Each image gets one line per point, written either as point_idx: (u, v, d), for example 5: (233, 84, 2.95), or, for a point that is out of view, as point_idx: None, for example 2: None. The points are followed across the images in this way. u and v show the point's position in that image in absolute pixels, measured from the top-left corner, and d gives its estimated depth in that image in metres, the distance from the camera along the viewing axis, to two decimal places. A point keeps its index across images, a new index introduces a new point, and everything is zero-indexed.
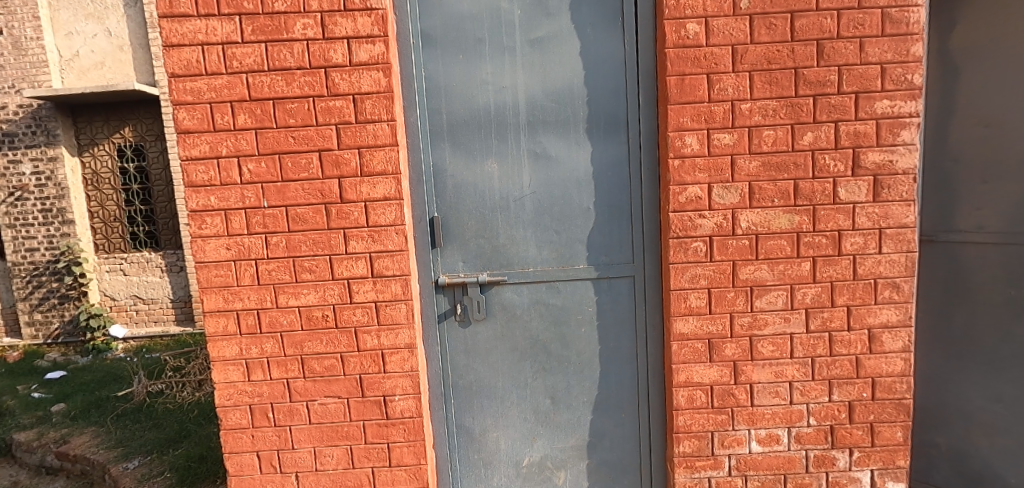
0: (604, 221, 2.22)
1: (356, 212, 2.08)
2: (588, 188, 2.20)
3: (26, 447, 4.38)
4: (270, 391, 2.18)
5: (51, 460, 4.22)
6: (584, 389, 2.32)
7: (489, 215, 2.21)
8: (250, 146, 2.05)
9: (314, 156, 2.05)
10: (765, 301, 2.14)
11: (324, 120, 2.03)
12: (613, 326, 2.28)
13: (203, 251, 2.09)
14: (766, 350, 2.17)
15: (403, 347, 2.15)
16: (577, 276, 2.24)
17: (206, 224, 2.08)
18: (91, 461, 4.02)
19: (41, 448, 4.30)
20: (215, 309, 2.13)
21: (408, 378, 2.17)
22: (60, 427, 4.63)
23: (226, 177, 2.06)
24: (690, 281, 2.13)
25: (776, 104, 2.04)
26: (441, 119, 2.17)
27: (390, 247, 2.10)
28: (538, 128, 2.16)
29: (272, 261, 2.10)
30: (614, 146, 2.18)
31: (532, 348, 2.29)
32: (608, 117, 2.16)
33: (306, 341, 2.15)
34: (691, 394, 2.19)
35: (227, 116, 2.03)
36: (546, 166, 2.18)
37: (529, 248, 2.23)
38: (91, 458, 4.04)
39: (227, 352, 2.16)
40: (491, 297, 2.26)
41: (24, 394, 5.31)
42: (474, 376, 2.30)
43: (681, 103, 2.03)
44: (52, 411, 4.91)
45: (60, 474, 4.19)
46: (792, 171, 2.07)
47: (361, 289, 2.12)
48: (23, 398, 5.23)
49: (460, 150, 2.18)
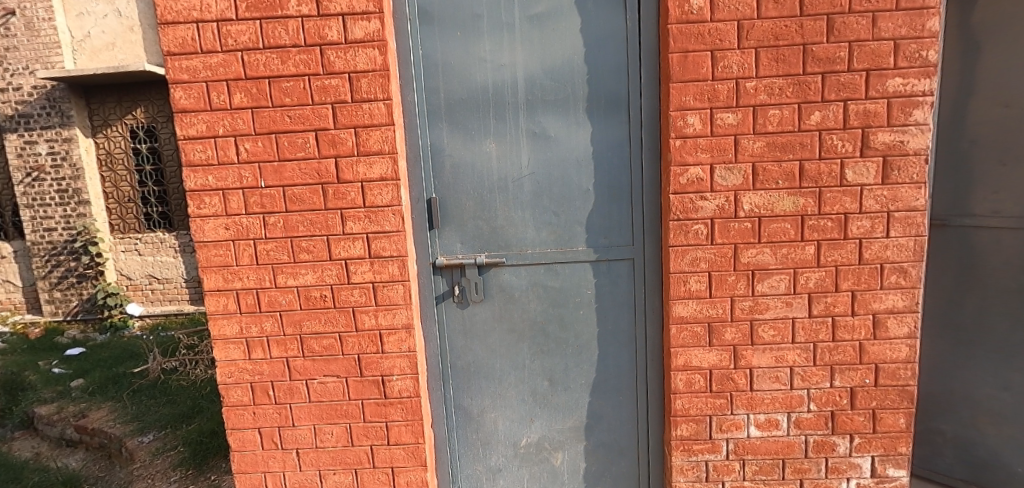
0: (603, 203, 2.18)
1: (353, 192, 2.07)
2: (588, 169, 2.16)
3: (46, 420, 4.49)
4: (270, 370, 2.20)
5: (70, 433, 4.32)
6: (582, 371, 2.31)
7: (487, 196, 2.19)
8: (247, 126, 2.04)
9: (310, 136, 2.04)
10: (766, 285, 2.10)
11: (320, 99, 2.02)
12: (612, 309, 2.26)
13: (202, 231, 2.11)
14: (766, 335, 2.14)
15: (400, 327, 2.15)
16: (576, 258, 2.22)
17: (204, 204, 2.09)
18: (108, 434, 4.14)
19: (62, 422, 4.42)
20: (214, 288, 2.15)
21: (406, 358, 2.17)
22: (80, 402, 4.76)
23: (224, 157, 2.06)
24: (691, 264, 2.09)
25: (783, 83, 1.97)
26: (439, 98, 2.14)
27: (387, 228, 2.09)
28: (538, 107, 2.12)
29: (270, 241, 2.11)
30: (614, 126, 2.13)
31: (530, 330, 2.28)
32: (608, 96, 2.12)
33: (305, 320, 2.16)
34: (689, 377, 2.18)
35: (224, 95, 2.02)
36: (545, 146, 2.14)
37: (527, 229, 2.20)
38: (107, 431, 4.16)
39: (228, 330, 2.18)
40: (489, 279, 2.25)
41: (45, 370, 5.45)
42: (472, 357, 2.31)
43: (683, 81, 1.98)
44: (71, 387, 5.04)
45: (79, 447, 4.30)
46: (798, 151, 2.01)
47: (358, 269, 2.12)
48: (44, 373, 5.37)
49: (458, 130, 2.15)
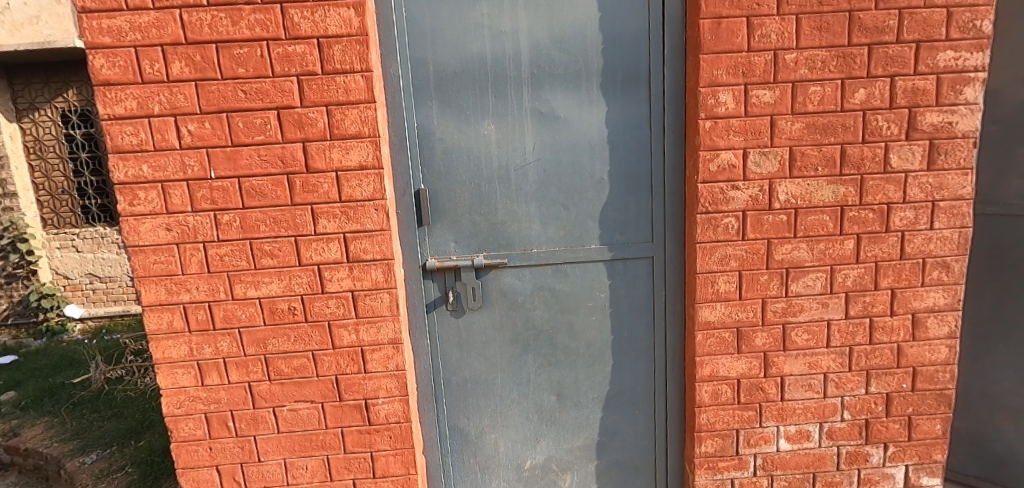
0: (619, 194, 1.91)
1: (326, 184, 1.73)
2: (602, 155, 1.88)
3: None
4: (229, 397, 1.85)
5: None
6: (594, 384, 2.04)
7: (486, 186, 1.88)
8: (190, 102, 1.66)
9: (271, 115, 1.68)
10: (801, 284, 1.87)
11: (282, 70, 1.66)
12: (627, 314, 1.99)
13: (137, 233, 1.72)
14: (800, 339, 1.91)
15: (387, 343, 1.84)
16: (588, 257, 1.94)
17: (139, 200, 1.70)
18: (44, 455, 3.67)
19: None
20: (155, 302, 1.77)
21: (393, 378, 1.86)
22: (10, 418, 4.23)
23: (161, 141, 1.68)
24: (719, 262, 1.84)
25: (826, 55, 1.72)
26: (428, 71, 1.80)
27: (368, 226, 1.76)
28: (544, 83, 1.82)
29: (224, 244, 1.74)
30: (633, 104, 1.85)
31: (535, 339, 2.00)
32: (626, 70, 1.83)
33: (270, 338, 1.81)
34: (716, 389, 1.94)
35: (158, 63, 1.64)
36: (553, 128, 1.85)
37: (531, 225, 1.91)
38: (43, 452, 3.69)
39: (175, 352, 1.81)
40: (488, 282, 1.95)
41: None
42: (469, 372, 2.01)
43: (715, 52, 1.71)
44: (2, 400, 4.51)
45: (13, 469, 3.86)
46: (839, 133, 1.78)
47: (334, 276, 1.78)
48: None
49: (450, 109, 1.83)
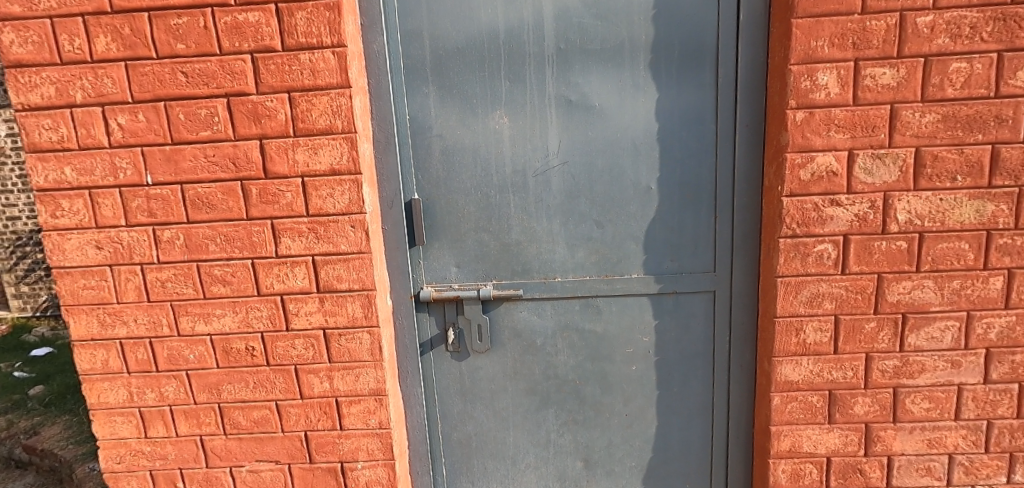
0: (672, 208, 1.45)
1: (290, 193, 1.34)
2: (649, 157, 1.42)
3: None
4: (177, 453, 1.50)
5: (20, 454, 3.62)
6: (632, 449, 1.59)
7: (496, 197, 1.45)
8: (120, 88, 1.31)
9: (219, 105, 1.31)
10: (922, 336, 1.37)
11: (231, 46, 1.28)
12: (679, 364, 1.53)
13: (61, 252, 1.39)
14: (917, 408, 1.41)
15: (367, 394, 1.45)
16: (628, 290, 1.49)
17: (63, 210, 1.36)
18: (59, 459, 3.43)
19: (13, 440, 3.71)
20: (87, 337, 1.43)
21: (376, 439, 1.48)
22: (34, 415, 4.00)
23: (86, 138, 1.33)
24: (808, 304, 1.36)
25: (978, 17, 1.21)
26: (423, 48, 1.39)
27: (343, 248, 1.37)
28: (574, 62, 1.38)
29: (166, 267, 1.39)
30: (693, 90, 1.39)
31: (558, 391, 1.57)
32: (686, 44, 1.36)
33: (224, 384, 1.45)
34: (797, 468, 1.46)
35: (79, 39, 1.28)
36: (584, 121, 1.41)
37: (555, 247, 1.48)
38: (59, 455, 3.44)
39: (112, 397, 1.47)
40: (499, 319, 1.53)
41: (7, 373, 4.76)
42: (474, 428, 1.60)
43: (814, 14, 1.22)
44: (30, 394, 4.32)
45: (31, 470, 3.62)
46: (990, 129, 1.26)
47: (301, 310, 1.41)
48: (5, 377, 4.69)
49: (451, 98, 1.41)
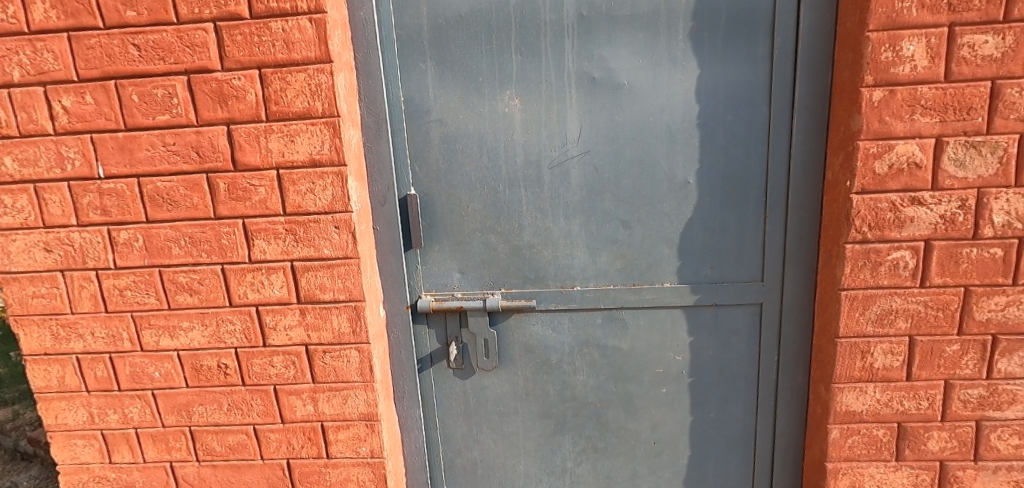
0: (713, 206, 1.22)
1: (263, 188, 1.15)
2: (687, 145, 1.20)
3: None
4: (146, 480, 1.33)
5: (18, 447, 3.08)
6: (660, 481, 1.39)
7: (506, 192, 1.24)
8: (62, 64, 1.11)
9: (178, 83, 1.11)
10: (1015, 362, 1.14)
11: (190, 14, 1.07)
12: (717, 387, 1.32)
13: (6, 254, 1.21)
14: (1004, 446, 1.18)
15: (356, 419, 1.26)
16: (659, 302, 1.28)
17: (5, 207, 1.18)
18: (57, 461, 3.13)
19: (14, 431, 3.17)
20: (39, 351, 1.26)
21: (367, 469, 1.29)
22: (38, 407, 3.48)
23: (27, 123, 1.14)
24: (878, 322, 1.14)
25: None
26: (420, 16, 1.17)
27: (326, 252, 1.17)
28: (599, 31, 1.16)
29: (125, 273, 1.21)
30: (743, 65, 1.15)
31: (575, 415, 1.37)
32: (735, 8, 1.13)
33: (195, 405, 1.27)
34: None
35: (13, 6, 1.09)
36: (610, 103, 1.18)
37: (574, 251, 1.26)
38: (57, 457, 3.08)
39: (70, 419, 1.30)
40: (508, 333, 1.33)
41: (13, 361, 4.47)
42: (480, 454, 1.41)
43: None
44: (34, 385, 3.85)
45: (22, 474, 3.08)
46: None
47: (280, 324, 1.21)
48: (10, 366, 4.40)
49: (452, 76, 1.20)
